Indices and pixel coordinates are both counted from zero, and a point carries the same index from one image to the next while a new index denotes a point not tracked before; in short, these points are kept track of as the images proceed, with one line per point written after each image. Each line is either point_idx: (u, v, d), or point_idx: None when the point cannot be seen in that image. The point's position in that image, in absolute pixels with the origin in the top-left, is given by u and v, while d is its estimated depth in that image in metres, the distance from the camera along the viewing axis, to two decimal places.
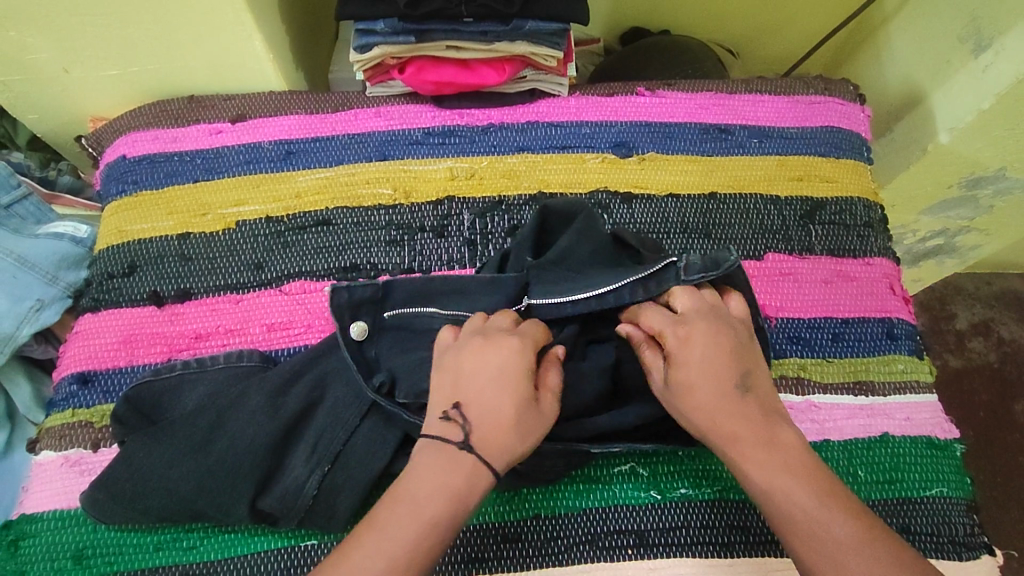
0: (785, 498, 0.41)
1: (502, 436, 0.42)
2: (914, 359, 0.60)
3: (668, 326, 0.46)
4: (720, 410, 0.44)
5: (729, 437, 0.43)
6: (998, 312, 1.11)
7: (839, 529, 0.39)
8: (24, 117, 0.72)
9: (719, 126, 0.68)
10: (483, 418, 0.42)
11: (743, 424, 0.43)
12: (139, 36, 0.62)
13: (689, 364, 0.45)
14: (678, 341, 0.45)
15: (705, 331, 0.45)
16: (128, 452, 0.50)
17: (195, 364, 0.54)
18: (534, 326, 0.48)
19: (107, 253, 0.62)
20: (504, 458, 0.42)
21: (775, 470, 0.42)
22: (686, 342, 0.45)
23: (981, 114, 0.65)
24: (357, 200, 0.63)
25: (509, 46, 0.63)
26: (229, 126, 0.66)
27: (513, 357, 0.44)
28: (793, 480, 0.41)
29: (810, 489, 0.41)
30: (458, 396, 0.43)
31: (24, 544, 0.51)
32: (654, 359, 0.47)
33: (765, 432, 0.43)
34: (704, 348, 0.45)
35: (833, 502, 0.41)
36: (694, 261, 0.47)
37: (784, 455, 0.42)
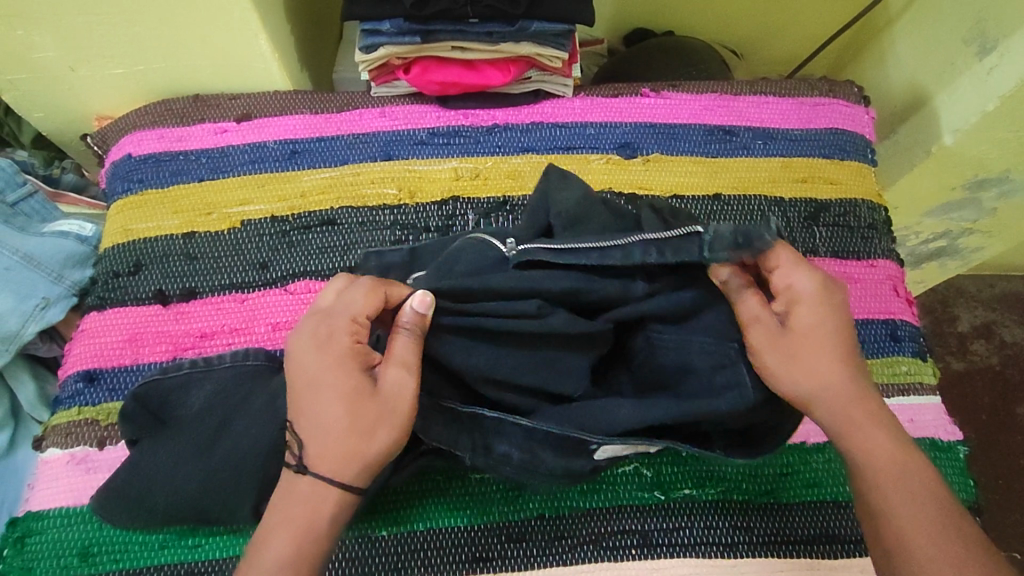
0: (872, 455, 0.44)
1: (341, 438, 0.42)
2: (918, 360, 0.60)
3: (797, 273, 0.46)
4: (831, 365, 0.45)
5: (839, 399, 0.45)
6: (1000, 314, 1.11)
7: (908, 494, 0.43)
8: (30, 115, 0.72)
9: (724, 128, 0.68)
10: (321, 422, 0.42)
11: (849, 391, 0.45)
12: (145, 35, 0.62)
13: (813, 320, 0.46)
14: (811, 295, 0.46)
15: (834, 297, 0.47)
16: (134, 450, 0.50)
17: (202, 363, 0.53)
18: (368, 293, 0.44)
19: (113, 251, 0.62)
20: (360, 454, 0.42)
21: (878, 439, 0.44)
22: (819, 300, 0.46)
23: (985, 117, 0.66)
24: (362, 200, 0.64)
25: (515, 47, 0.63)
26: (234, 125, 0.66)
27: (328, 351, 0.43)
28: (882, 442, 0.44)
29: (892, 453, 0.44)
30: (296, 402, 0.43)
31: (30, 541, 0.51)
32: (759, 304, 0.46)
33: (865, 400, 0.45)
34: (829, 311, 0.46)
35: (919, 477, 0.43)
36: (723, 232, 0.46)
37: (884, 426, 0.45)
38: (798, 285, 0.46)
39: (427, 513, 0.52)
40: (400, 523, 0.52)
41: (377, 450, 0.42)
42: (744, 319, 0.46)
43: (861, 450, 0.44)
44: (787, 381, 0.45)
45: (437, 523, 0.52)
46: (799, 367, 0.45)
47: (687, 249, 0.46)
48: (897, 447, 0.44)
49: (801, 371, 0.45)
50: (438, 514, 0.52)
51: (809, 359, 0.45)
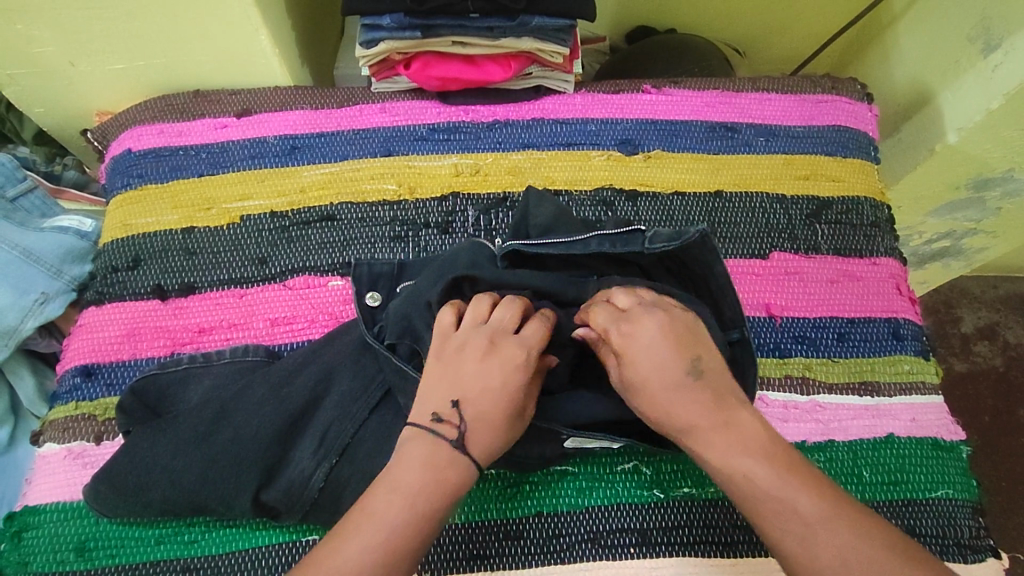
0: (748, 482, 0.39)
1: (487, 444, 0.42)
2: (921, 359, 0.60)
3: (614, 321, 0.44)
4: (682, 394, 0.42)
5: (692, 430, 0.42)
6: (1004, 315, 1.10)
7: (803, 502, 0.38)
8: (31, 110, 0.72)
9: (726, 125, 0.67)
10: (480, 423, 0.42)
11: (706, 421, 0.41)
12: (145, 30, 0.62)
13: (637, 355, 0.43)
14: (620, 328, 0.44)
15: (639, 319, 0.43)
16: (131, 444, 0.50)
17: (201, 359, 0.54)
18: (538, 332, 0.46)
19: (112, 246, 0.62)
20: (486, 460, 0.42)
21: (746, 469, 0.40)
22: (633, 335, 0.43)
23: (990, 115, 0.65)
24: (361, 195, 0.63)
25: (516, 42, 0.62)
26: (234, 120, 0.66)
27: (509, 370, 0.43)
28: (754, 460, 0.40)
29: (770, 466, 0.40)
30: (456, 393, 0.43)
31: (27, 536, 0.51)
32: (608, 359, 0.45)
33: (721, 418, 0.41)
34: (647, 337, 0.43)
35: (804, 484, 0.39)
36: (660, 233, 0.48)
37: (753, 449, 0.40)
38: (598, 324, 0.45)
39: None
40: None
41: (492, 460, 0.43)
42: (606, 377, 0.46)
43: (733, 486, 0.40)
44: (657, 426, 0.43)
45: None
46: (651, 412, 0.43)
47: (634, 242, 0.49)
48: (762, 466, 0.40)
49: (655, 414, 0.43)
50: None
51: (656, 399, 0.42)
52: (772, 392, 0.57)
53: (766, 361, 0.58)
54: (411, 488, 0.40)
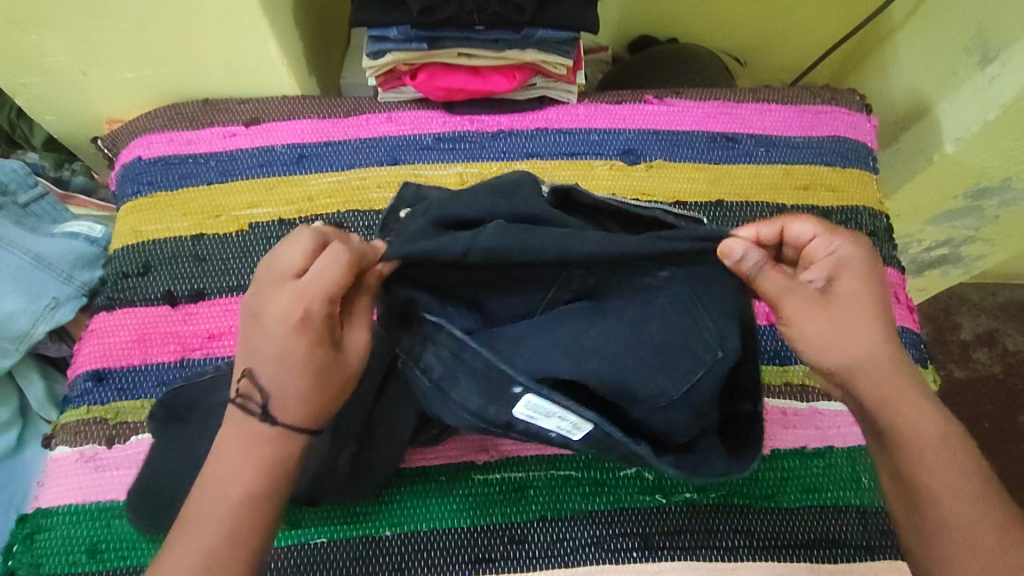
0: (948, 462, 0.41)
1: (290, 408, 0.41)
2: (919, 367, 0.61)
3: (830, 236, 0.44)
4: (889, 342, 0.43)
5: (888, 381, 0.42)
6: (1003, 322, 1.11)
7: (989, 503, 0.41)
8: (42, 118, 0.73)
9: (727, 135, 0.68)
10: (278, 384, 0.40)
11: (887, 358, 0.42)
12: (157, 40, 0.63)
13: (856, 276, 0.43)
14: (842, 246, 0.44)
15: (859, 246, 0.44)
16: None
17: (226, 366, 0.53)
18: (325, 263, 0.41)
19: (123, 253, 0.63)
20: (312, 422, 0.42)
21: (916, 410, 0.42)
22: (865, 260, 0.44)
23: (986, 126, 0.66)
24: (368, 203, 0.64)
25: (520, 54, 0.64)
26: (243, 129, 0.67)
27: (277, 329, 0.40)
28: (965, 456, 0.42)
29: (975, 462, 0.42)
30: (248, 363, 0.41)
31: (39, 538, 0.52)
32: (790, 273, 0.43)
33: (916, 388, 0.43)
34: (865, 266, 0.44)
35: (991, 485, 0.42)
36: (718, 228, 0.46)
37: (921, 396, 0.43)
38: (799, 235, 0.44)
39: (429, 513, 0.53)
40: (404, 524, 0.52)
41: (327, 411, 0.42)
42: (772, 295, 0.43)
43: (896, 426, 0.42)
44: (832, 347, 0.42)
45: (440, 523, 0.52)
46: (827, 338, 0.42)
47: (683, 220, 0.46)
48: (933, 410, 0.42)
49: (834, 342, 0.42)
50: (441, 515, 0.53)
51: (856, 329, 0.42)
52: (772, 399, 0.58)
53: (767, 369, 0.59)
54: (234, 478, 0.40)
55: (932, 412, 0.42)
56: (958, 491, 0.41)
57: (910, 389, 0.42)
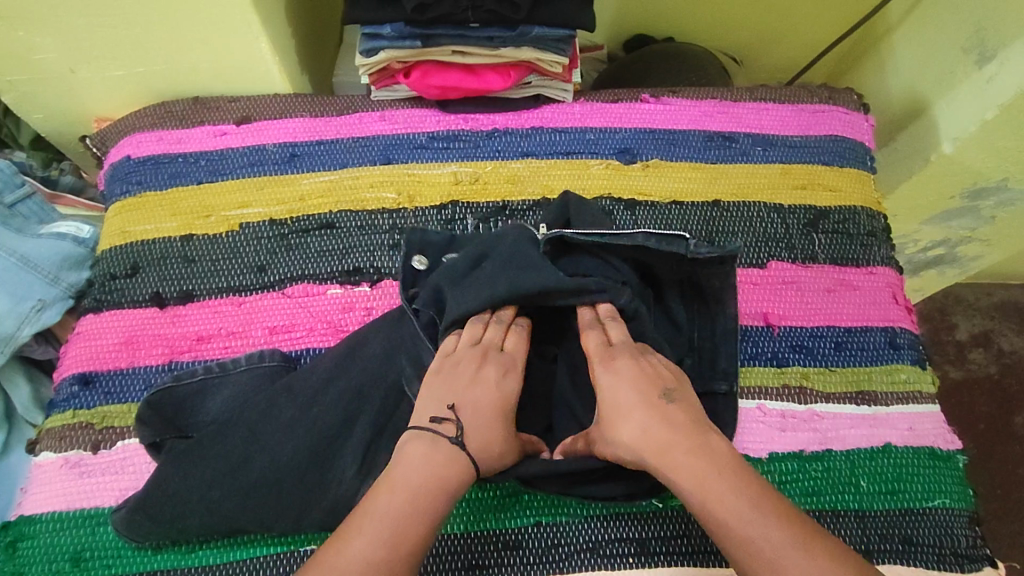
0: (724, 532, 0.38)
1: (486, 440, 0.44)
2: (917, 369, 0.60)
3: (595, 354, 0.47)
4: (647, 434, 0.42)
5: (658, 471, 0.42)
6: (998, 323, 1.11)
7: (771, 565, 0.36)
8: (29, 116, 0.72)
9: (723, 134, 0.68)
10: (481, 421, 0.44)
11: (655, 446, 0.42)
12: (145, 37, 0.62)
13: (617, 384, 0.45)
14: (603, 361, 0.46)
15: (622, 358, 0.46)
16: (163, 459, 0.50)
17: (218, 368, 0.53)
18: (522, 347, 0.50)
19: (110, 253, 0.62)
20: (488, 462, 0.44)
21: (699, 485, 0.40)
22: (616, 366, 0.46)
23: (984, 125, 0.65)
24: (361, 203, 0.63)
25: (516, 52, 0.63)
26: (234, 127, 0.66)
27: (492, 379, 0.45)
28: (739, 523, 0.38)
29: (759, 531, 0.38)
30: (451, 399, 0.44)
31: (22, 546, 0.51)
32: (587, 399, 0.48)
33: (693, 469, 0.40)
34: (623, 363, 0.46)
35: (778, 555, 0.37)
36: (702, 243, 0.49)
37: (709, 465, 0.40)
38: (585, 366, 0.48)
39: None
40: None
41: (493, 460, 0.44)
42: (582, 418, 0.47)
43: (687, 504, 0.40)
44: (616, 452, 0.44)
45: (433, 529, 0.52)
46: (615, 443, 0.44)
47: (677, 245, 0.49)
48: (710, 476, 0.40)
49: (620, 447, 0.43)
50: None
51: (622, 430, 0.43)
52: (770, 402, 0.57)
53: (765, 371, 0.58)
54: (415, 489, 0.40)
55: (709, 480, 0.40)
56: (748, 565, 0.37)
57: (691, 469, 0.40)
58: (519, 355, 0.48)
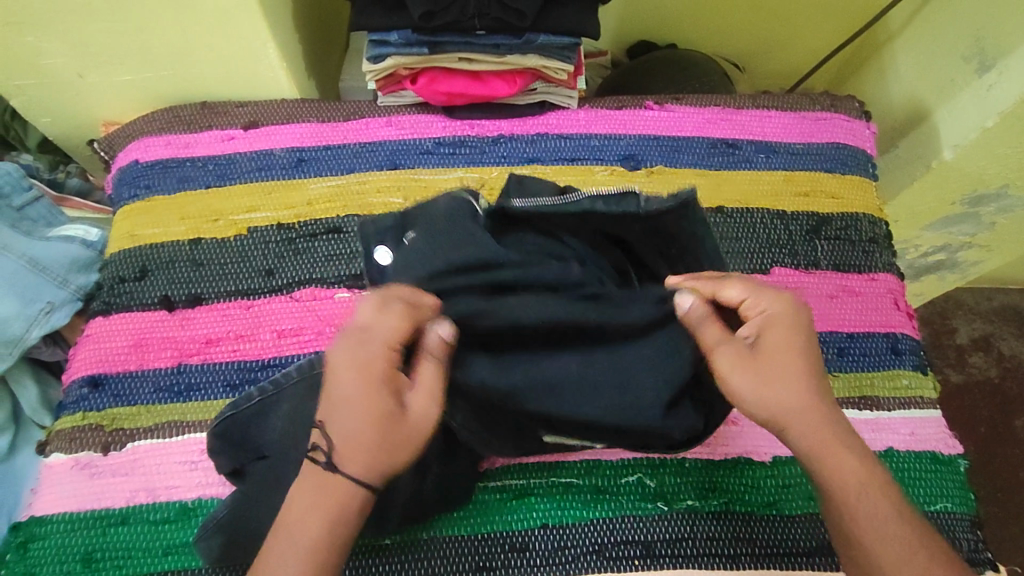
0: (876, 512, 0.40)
1: (360, 454, 0.39)
2: (919, 374, 0.61)
3: (757, 294, 0.45)
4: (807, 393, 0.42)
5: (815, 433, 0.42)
6: (998, 327, 1.11)
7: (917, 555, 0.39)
8: (38, 120, 0.73)
9: (727, 141, 0.68)
10: (346, 435, 0.40)
11: (817, 412, 0.42)
12: (155, 42, 0.62)
13: (786, 331, 0.44)
14: (774, 305, 0.45)
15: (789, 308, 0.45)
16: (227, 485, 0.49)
17: (271, 386, 0.51)
18: (400, 318, 0.42)
19: (119, 257, 0.62)
20: (371, 471, 0.40)
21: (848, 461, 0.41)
22: (787, 310, 0.45)
23: (984, 133, 0.66)
24: (368, 208, 0.64)
25: (522, 59, 0.63)
26: (242, 132, 0.67)
27: (348, 378, 0.41)
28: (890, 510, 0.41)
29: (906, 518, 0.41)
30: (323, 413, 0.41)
31: (33, 547, 0.52)
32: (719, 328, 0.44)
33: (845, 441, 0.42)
34: (796, 320, 0.45)
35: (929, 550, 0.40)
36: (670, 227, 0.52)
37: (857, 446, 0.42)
38: (729, 297, 0.46)
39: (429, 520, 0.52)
40: (404, 532, 0.52)
41: (388, 459, 0.40)
42: (709, 344, 0.44)
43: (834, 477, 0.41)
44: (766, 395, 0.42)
45: (441, 531, 0.52)
46: (767, 386, 0.42)
47: (627, 204, 0.49)
48: (858, 458, 0.42)
49: (769, 391, 0.42)
50: (441, 523, 0.52)
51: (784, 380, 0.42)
52: None
53: None
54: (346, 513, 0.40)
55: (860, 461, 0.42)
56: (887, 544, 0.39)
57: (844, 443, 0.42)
58: (389, 332, 0.42)
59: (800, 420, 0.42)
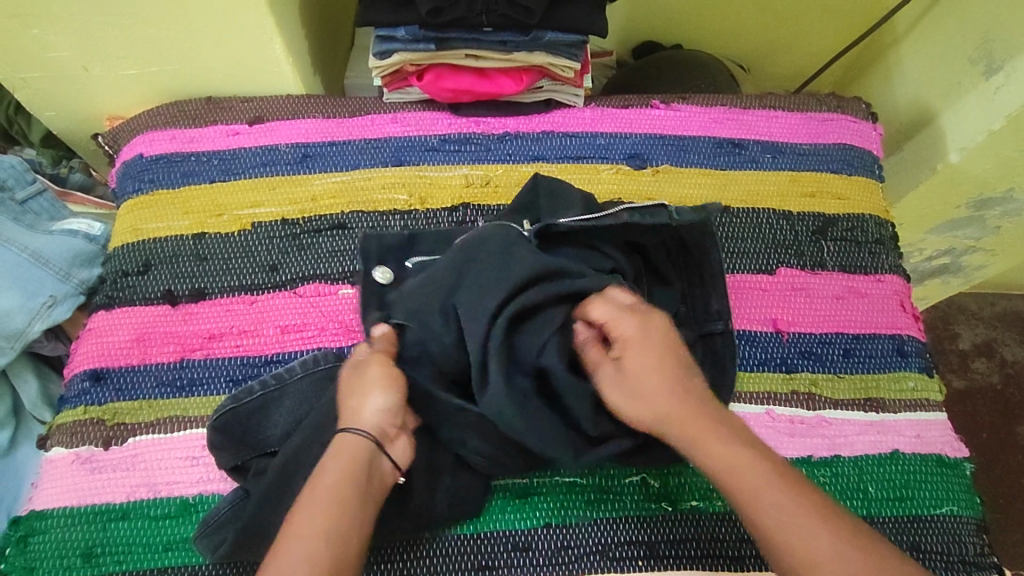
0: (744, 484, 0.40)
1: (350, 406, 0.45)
2: (925, 376, 0.60)
3: (620, 317, 0.46)
4: (670, 394, 0.44)
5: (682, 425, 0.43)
6: (1001, 332, 1.11)
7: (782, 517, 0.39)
8: (42, 113, 0.72)
9: (733, 141, 0.68)
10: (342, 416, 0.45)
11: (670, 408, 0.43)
12: (161, 36, 0.62)
13: (638, 351, 0.45)
14: (634, 324, 0.46)
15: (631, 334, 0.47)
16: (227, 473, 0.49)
17: (275, 380, 0.52)
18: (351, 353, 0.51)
19: (123, 251, 0.62)
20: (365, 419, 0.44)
21: (716, 451, 0.42)
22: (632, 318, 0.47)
23: (991, 136, 0.66)
24: (372, 205, 0.64)
25: (528, 56, 0.63)
26: (246, 127, 0.67)
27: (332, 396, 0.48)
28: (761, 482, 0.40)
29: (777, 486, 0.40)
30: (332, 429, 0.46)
31: (33, 541, 0.51)
32: (596, 351, 0.47)
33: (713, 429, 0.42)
34: (646, 335, 0.46)
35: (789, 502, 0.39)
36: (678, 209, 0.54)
37: (728, 432, 0.42)
38: (595, 317, 0.47)
39: None
40: None
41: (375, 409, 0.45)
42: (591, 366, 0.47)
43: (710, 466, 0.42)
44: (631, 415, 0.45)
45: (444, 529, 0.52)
46: (627, 405, 0.45)
47: (659, 215, 0.53)
48: (726, 443, 0.42)
49: (629, 410, 0.45)
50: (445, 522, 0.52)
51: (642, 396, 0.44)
52: (777, 408, 0.57)
53: (771, 376, 0.58)
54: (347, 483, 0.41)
55: (728, 447, 0.42)
56: (761, 519, 0.39)
57: (715, 438, 0.42)
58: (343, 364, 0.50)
59: (674, 428, 0.43)
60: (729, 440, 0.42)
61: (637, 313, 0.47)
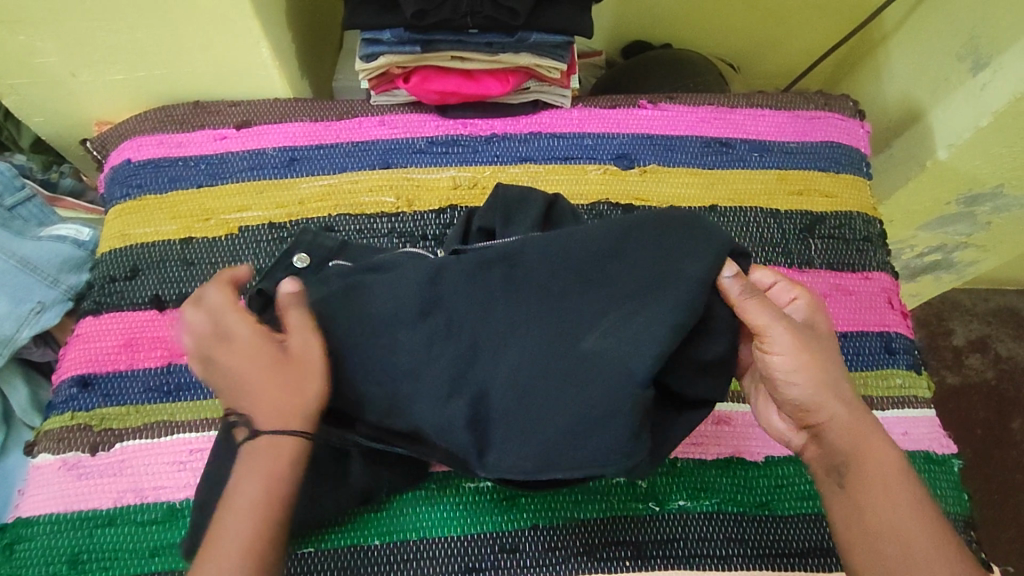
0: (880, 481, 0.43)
1: (280, 395, 0.43)
2: (913, 373, 0.60)
3: (789, 284, 0.47)
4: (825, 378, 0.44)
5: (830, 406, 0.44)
6: (995, 328, 1.11)
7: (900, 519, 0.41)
8: (30, 119, 0.72)
9: (720, 140, 0.68)
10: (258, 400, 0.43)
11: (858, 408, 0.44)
12: (146, 40, 0.62)
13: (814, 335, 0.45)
14: (795, 302, 0.47)
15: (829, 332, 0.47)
16: (213, 478, 0.49)
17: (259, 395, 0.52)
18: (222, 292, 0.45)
19: (110, 256, 0.62)
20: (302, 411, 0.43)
21: (878, 452, 0.43)
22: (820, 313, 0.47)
23: (979, 132, 0.66)
24: (359, 207, 0.64)
25: (514, 58, 0.63)
26: (233, 131, 0.67)
27: (233, 362, 0.43)
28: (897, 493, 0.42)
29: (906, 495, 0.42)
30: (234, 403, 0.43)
31: (20, 548, 0.51)
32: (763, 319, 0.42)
33: (864, 430, 0.44)
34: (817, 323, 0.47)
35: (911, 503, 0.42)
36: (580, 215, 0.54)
37: (883, 436, 0.44)
38: (763, 279, 0.48)
39: (421, 521, 0.52)
40: (393, 532, 0.51)
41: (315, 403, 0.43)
42: (760, 327, 0.42)
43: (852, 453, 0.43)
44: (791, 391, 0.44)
45: (430, 532, 0.52)
46: (800, 382, 0.44)
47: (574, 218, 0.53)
48: (880, 445, 0.44)
49: (798, 387, 0.44)
50: (432, 524, 0.52)
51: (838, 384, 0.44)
52: None
53: None
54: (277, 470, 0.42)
55: (893, 452, 0.44)
56: (878, 513, 0.42)
57: (872, 435, 0.44)
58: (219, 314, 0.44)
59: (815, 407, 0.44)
60: (872, 441, 0.44)
61: (796, 289, 0.47)
